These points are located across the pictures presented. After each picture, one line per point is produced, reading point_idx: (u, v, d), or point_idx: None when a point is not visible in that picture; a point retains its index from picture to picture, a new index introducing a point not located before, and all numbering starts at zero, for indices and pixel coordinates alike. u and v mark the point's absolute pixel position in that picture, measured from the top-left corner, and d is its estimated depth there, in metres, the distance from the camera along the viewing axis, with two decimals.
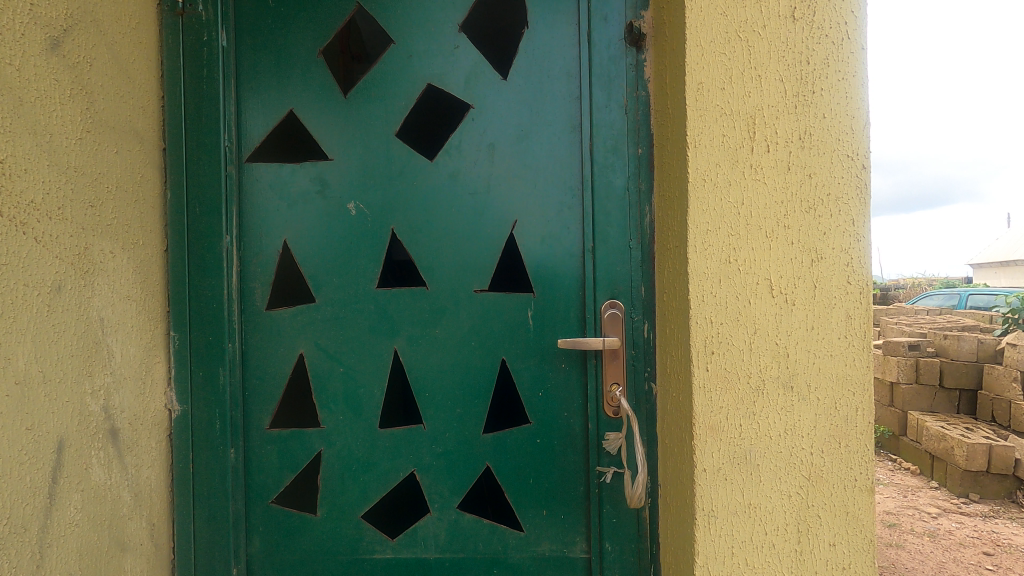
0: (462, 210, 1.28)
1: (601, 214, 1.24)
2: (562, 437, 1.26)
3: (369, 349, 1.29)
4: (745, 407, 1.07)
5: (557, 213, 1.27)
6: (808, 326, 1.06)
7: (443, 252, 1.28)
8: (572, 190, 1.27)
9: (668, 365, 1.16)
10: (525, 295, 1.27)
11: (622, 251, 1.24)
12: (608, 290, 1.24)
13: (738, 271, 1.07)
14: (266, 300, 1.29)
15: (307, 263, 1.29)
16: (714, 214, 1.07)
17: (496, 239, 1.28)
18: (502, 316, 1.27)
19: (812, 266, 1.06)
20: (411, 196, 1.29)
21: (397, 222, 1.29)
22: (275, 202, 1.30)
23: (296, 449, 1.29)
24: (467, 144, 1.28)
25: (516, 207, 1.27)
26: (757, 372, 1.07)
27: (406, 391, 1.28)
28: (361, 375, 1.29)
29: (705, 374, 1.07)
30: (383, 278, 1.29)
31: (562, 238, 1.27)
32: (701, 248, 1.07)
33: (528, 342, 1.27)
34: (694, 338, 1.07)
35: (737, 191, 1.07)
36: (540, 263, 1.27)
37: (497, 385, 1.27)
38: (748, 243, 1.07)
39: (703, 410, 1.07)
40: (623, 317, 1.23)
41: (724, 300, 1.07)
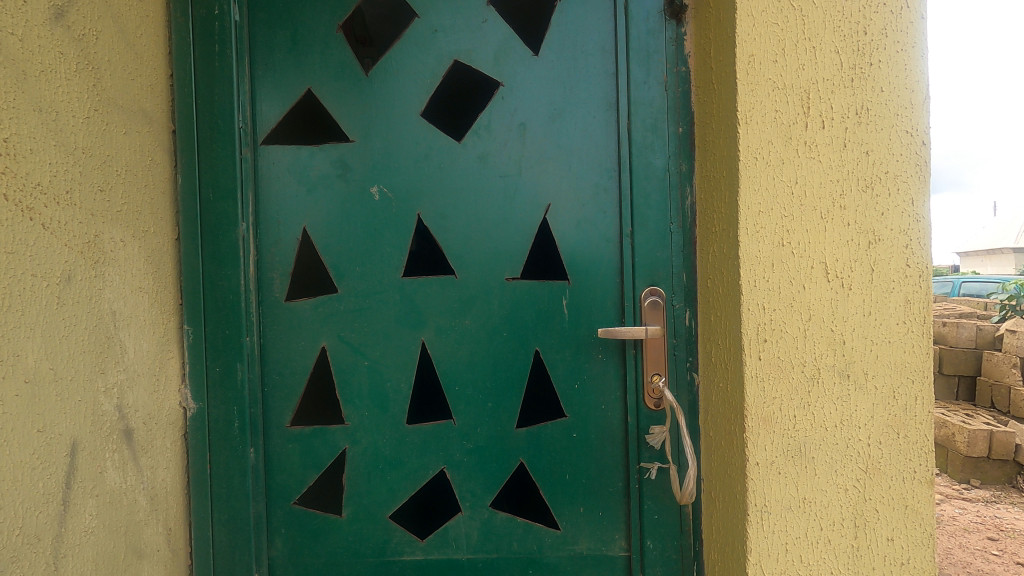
0: (492, 193, 1.21)
1: (639, 197, 1.18)
2: (600, 431, 1.20)
3: (396, 342, 1.22)
4: (800, 397, 1.02)
5: (593, 196, 1.21)
6: (865, 312, 1.01)
7: (473, 239, 1.22)
8: (608, 173, 1.21)
9: (713, 355, 1.11)
10: (560, 283, 1.21)
11: (662, 235, 1.18)
12: (647, 277, 1.18)
13: (792, 255, 1.01)
14: (286, 291, 1.22)
15: (328, 251, 1.22)
16: (766, 195, 1.01)
17: (529, 223, 1.21)
18: (536, 306, 1.21)
19: (869, 249, 1.01)
20: (439, 180, 1.22)
21: (423, 207, 1.22)
22: (293, 186, 1.22)
23: (319, 447, 1.22)
24: (497, 125, 1.22)
25: (549, 190, 1.21)
26: (812, 360, 1.01)
27: (435, 385, 1.22)
28: (388, 369, 1.22)
29: (758, 363, 1.01)
30: (409, 267, 1.22)
31: (598, 222, 1.21)
32: (753, 230, 1.01)
33: (563, 332, 1.21)
34: (746, 326, 1.01)
35: (789, 170, 1.01)
36: (575, 249, 1.21)
37: (531, 377, 1.21)
38: (802, 225, 1.01)
39: (755, 401, 1.01)
40: (664, 305, 1.17)
41: (777, 285, 1.01)
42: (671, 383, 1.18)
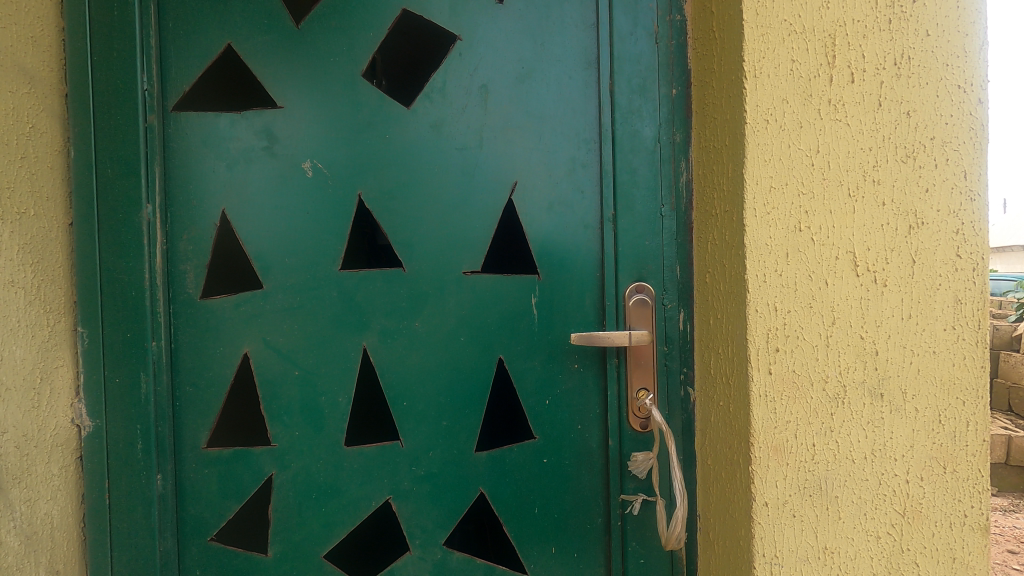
0: (448, 169, 1.01)
1: (624, 174, 0.98)
2: (575, 456, 1.00)
3: (333, 348, 1.02)
4: (820, 421, 0.81)
5: (569, 173, 1.00)
6: (904, 315, 0.80)
7: (424, 224, 1.01)
8: (587, 144, 1.00)
9: (713, 366, 0.91)
10: (529, 277, 1.00)
11: (652, 220, 0.98)
12: (634, 271, 0.98)
13: (812, 243, 0.81)
14: (201, 287, 1.02)
15: (251, 239, 1.02)
16: (780, 167, 0.81)
17: (492, 205, 1.01)
18: (499, 306, 1.01)
19: (909, 235, 0.80)
20: (383, 153, 1.01)
21: (365, 186, 1.02)
22: (210, 161, 1.02)
23: (241, 473, 1.02)
24: (453, 86, 1.01)
25: (516, 166, 1.01)
26: (836, 375, 0.81)
27: (380, 399, 1.02)
28: (322, 381, 1.02)
29: (768, 379, 0.81)
30: (349, 258, 1.02)
31: (574, 204, 1.00)
32: (762, 211, 0.81)
33: (533, 337, 1.01)
34: (754, 332, 0.81)
35: (808, 136, 0.81)
36: (547, 237, 1.00)
37: (493, 391, 1.01)
38: (825, 205, 0.81)
39: (763, 426, 0.81)
40: (653, 306, 0.97)
41: (793, 279, 0.81)
42: (661, 399, 0.97)
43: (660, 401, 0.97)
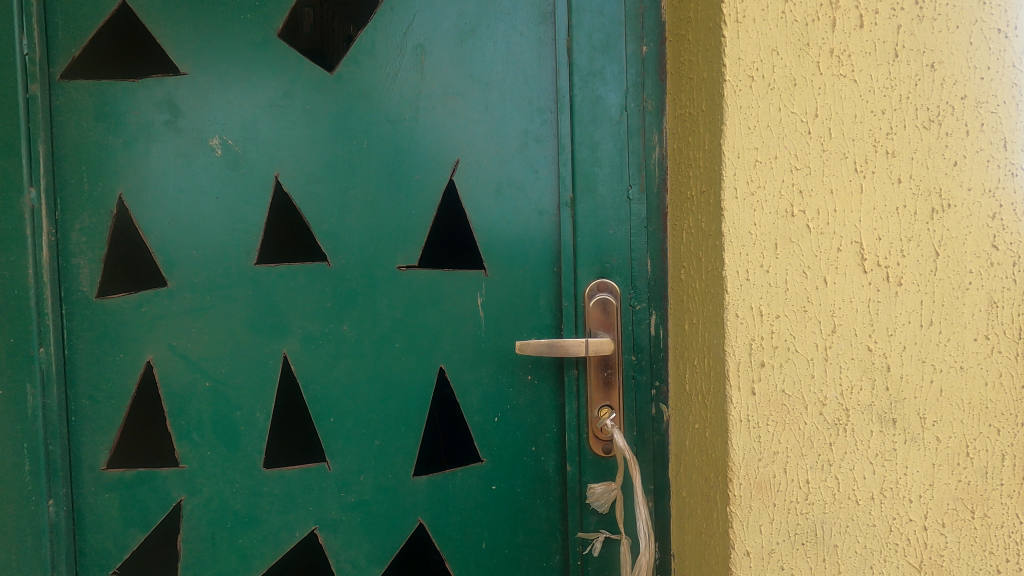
0: (379, 146, 0.86)
1: (584, 150, 0.82)
2: (528, 483, 0.86)
3: (249, 355, 0.88)
4: (816, 453, 0.65)
5: (521, 149, 0.85)
6: (923, 321, 0.64)
7: (350, 211, 0.86)
8: (542, 115, 0.84)
9: (687, 381, 0.75)
10: (475, 273, 0.86)
11: (618, 205, 0.82)
12: (595, 265, 0.83)
13: (808, 231, 0.64)
14: (97, 285, 0.88)
15: (154, 229, 0.88)
16: (769, 135, 0.64)
17: (430, 188, 0.86)
18: (440, 307, 0.86)
19: (931, 220, 0.64)
20: (303, 127, 0.86)
21: (283, 165, 0.87)
22: (105, 137, 0.87)
23: (146, 499, 0.89)
24: (384, 46, 0.85)
25: (458, 142, 0.85)
26: (837, 396, 0.65)
27: (303, 414, 0.88)
28: (237, 394, 0.88)
29: (750, 400, 0.65)
30: (265, 251, 0.87)
31: (527, 186, 0.85)
32: (744, 192, 0.65)
33: (479, 343, 0.86)
34: (732, 341, 0.65)
35: (804, 96, 0.64)
36: (495, 225, 0.85)
37: (433, 406, 0.87)
38: (824, 184, 0.64)
39: (745, 458, 0.65)
40: (618, 307, 0.82)
41: (782, 276, 0.65)
42: (628, 418, 0.82)
43: (626, 420, 0.82)
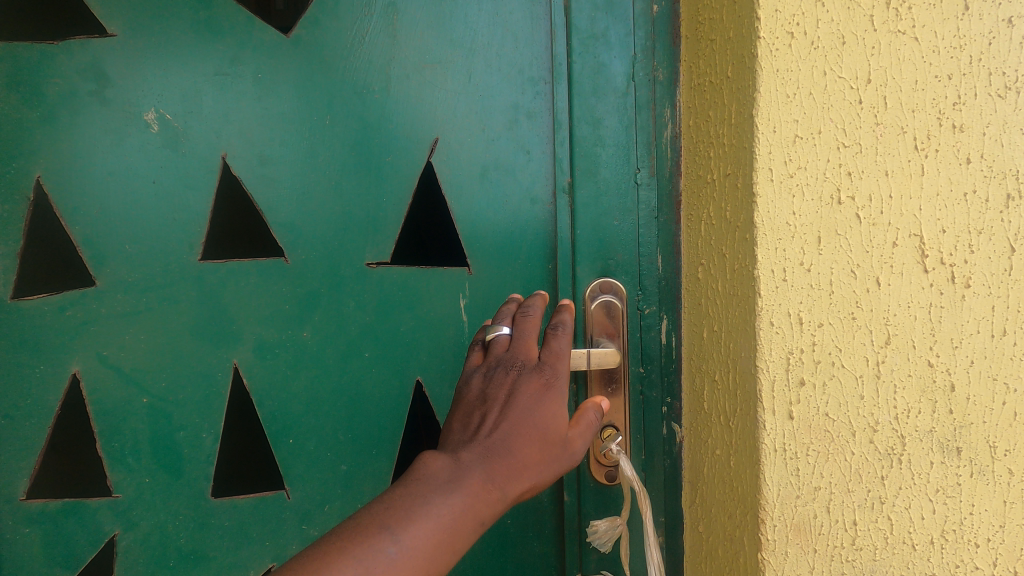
0: (344, 121, 0.73)
1: (584, 127, 0.70)
2: (519, 515, 0.74)
3: (193, 367, 0.75)
4: (867, 490, 0.54)
5: (510, 126, 0.73)
6: (994, 331, 0.53)
7: (311, 197, 0.74)
8: (535, 86, 0.73)
9: (707, 399, 0.64)
10: (457, 271, 0.74)
11: (623, 192, 0.71)
12: (597, 262, 0.71)
13: (858, 222, 0.53)
14: (11, 286, 0.74)
15: (78, 218, 0.73)
16: (812, 105, 0.53)
17: (404, 171, 0.74)
18: (417, 310, 0.75)
19: (1005, 209, 0.53)
20: (254, 98, 0.73)
21: (231, 143, 0.74)
22: (17, 108, 0.73)
23: (73, 534, 0.76)
24: (349, 5, 0.73)
25: (438, 118, 0.73)
26: (891, 421, 0.54)
27: (257, 435, 0.76)
28: (180, 412, 0.75)
29: (787, 426, 0.55)
30: (211, 245, 0.74)
31: (517, 170, 0.73)
32: (782, 174, 0.53)
33: (461, 352, 0.75)
34: (765, 355, 0.54)
35: (855, 56, 0.52)
36: (481, 216, 0.74)
37: (409, 427, 0.76)
38: (878, 164, 0.53)
39: (780, 496, 0.55)
40: (624, 311, 0.70)
41: (826, 276, 0.54)
42: (635, 440, 0.71)
43: (633, 443, 0.71)
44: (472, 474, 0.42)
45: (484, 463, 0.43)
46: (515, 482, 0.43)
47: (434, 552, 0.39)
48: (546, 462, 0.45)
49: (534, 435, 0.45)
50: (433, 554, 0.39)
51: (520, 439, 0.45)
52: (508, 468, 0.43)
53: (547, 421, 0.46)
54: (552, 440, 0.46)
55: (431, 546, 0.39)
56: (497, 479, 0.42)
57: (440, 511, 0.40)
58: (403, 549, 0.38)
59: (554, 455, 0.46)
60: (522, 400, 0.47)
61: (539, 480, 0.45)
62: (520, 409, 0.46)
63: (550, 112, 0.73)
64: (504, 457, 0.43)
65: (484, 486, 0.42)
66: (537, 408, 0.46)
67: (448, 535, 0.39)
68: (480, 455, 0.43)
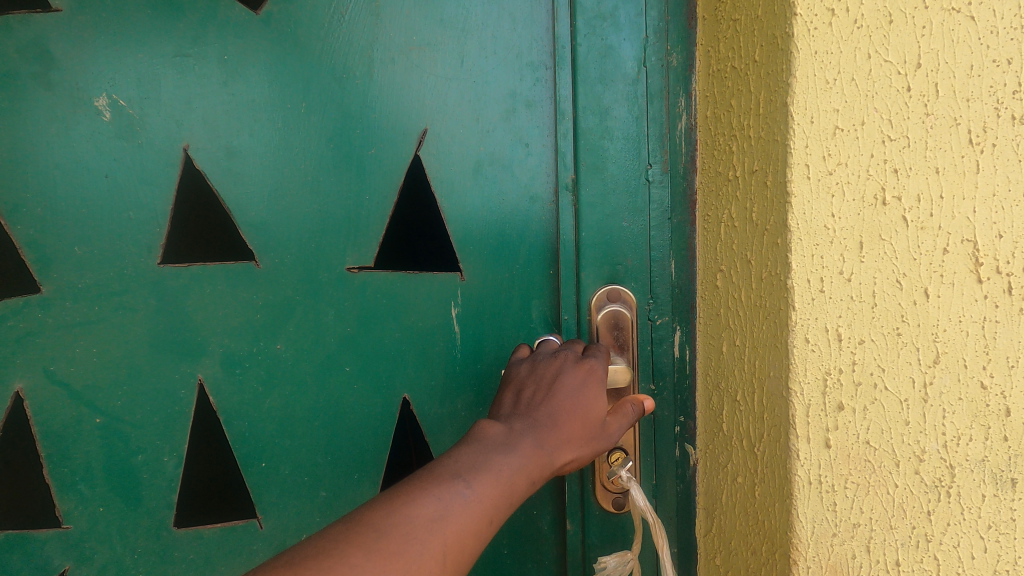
0: (322, 109, 0.66)
1: (589, 118, 0.64)
2: (516, 545, 0.68)
3: (153, 384, 0.67)
4: (911, 527, 0.48)
5: (506, 116, 0.66)
6: None
7: (284, 194, 0.66)
8: (535, 72, 0.66)
9: (727, 420, 0.58)
10: (449, 276, 0.67)
11: (633, 191, 0.64)
12: (604, 268, 0.65)
13: (904, 225, 0.47)
14: None
15: (19, 217, 0.64)
16: (854, 92, 0.47)
17: (388, 165, 0.66)
18: (403, 321, 0.68)
19: None
20: (220, 83, 0.65)
21: (194, 133, 0.65)
22: None
23: (19, 571, 0.68)
24: None
25: (426, 105, 0.66)
26: (940, 449, 0.48)
27: (226, 460, 0.68)
28: (139, 434, 0.67)
29: (822, 455, 0.48)
30: (171, 248, 0.66)
31: (515, 164, 0.66)
32: (820, 171, 0.47)
33: (452, 368, 0.68)
34: (799, 376, 0.48)
35: (903, 37, 0.46)
36: (474, 216, 0.67)
37: (395, 449, 0.69)
38: (928, 161, 0.47)
39: (815, 534, 0.49)
40: (633, 321, 0.64)
41: (868, 286, 0.47)
42: (645, 465, 0.66)
43: (643, 467, 0.66)
44: (525, 439, 0.43)
45: (535, 428, 0.44)
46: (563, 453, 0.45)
47: (496, 504, 0.39)
48: (588, 440, 0.47)
49: (581, 413, 0.47)
50: (495, 504, 0.39)
51: (567, 411, 0.46)
52: (556, 441, 0.45)
53: (594, 402, 0.48)
54: (595, 421, 0.48)
55: (493, 497, 0.39)
56: (547, 449, 0.44)
57: (501, 466, 0.41)
58: (473, 494, 0.39)
59: (597, 436, 0.48)
60: (570, 382, 0.49)
61: (580, 456, 0.46)
62: (570, 387, 0.48)
63: (551, 101, 0.66)
64: (554, 429, 0.45)
65: (535, 452, 0.43)
66: (585, 388, 0.49)
67: (508, 491, 0.40)
68: (530, 424, 0.45)
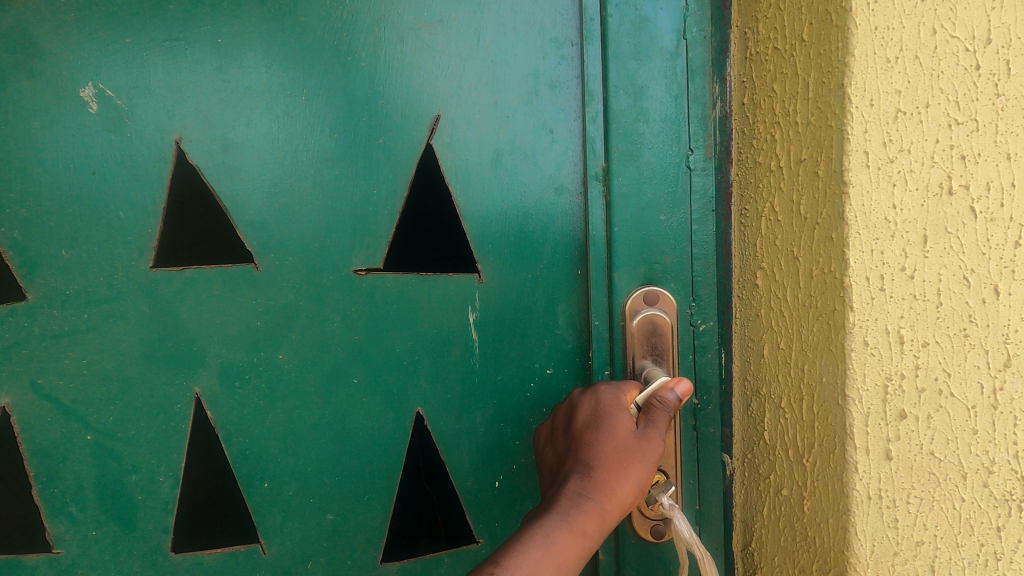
0: (327, 97, 0.61)
1: (622, 99, 0.59)
2: None
3: (146, 399, 0.62)
4: (980, 543, 0.45)
5: (529, 99, 0.62)
6: None
7: (287, 190, 0.62)
8: (559, 49, 0.62)
9: (769, 429, 0.54)
10: (465, 277, 0.64)
11: (671, 182, 0.60)
12: (640, 267, 0.60)
13: (973, 216, 0.43)
14: None
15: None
16: (918, 70, 0.43)
17: (398, 157, 0.62)
18: (416, 327, 0.64)
19: None
20: (214, 69, 0.60)
21: (186, 124, 0.60)
22: None
23: None
24: None
25: (439, 90, 0.62)
26: (1010, 459, 0.44)
27: (226, 477, 0.64)
28: (133, 454, 0.62)
29: (884, 468, 0.44)
30: (163, 250, 0.61)
31: (538, 152, 0.63)
32: (880, 159, 0.43)
33: (472, 375, 0.65)
34: (857, 382, 0.44)
35: (972, 10, 0.42)
36: (493, 210, 0.63)
37: (409, 468, 0.65)
38: (998, 146, 0.43)
39: (875, 553, 0.45)
40: (673, 329, 0.60)
41: (933, 284, 0.43)
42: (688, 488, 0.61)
43: (687, 490, 0.61)
44: (559, 503, 0.45)
45: (568, 487, 0.47)
46: (601, 498, 0.46)
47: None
48: (625, 471, 0.47)
49: (610, 450, 0.48)
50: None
51: (595, 453, 0.48)
52: (589, 486, 0.46)
53: (612, 427, 0.49)
54: (627, 449, 0.48)
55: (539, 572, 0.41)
56: (583, 500, 0.45)
57: (536, 537, 0.43)
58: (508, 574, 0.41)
59: (637, 458, 0.48)
60: (594, 424, 0.50)
61: (626, 490, 0.47)
62: (587, 430, 0.50)
63: (578, 80, 0.63)
64: (583, 479, 0.47)
65: (570, 510, 0.45)
66: (609, 419, 0.50)
67: (546, 559, 0.42)
68: (564, 487, 0.47)
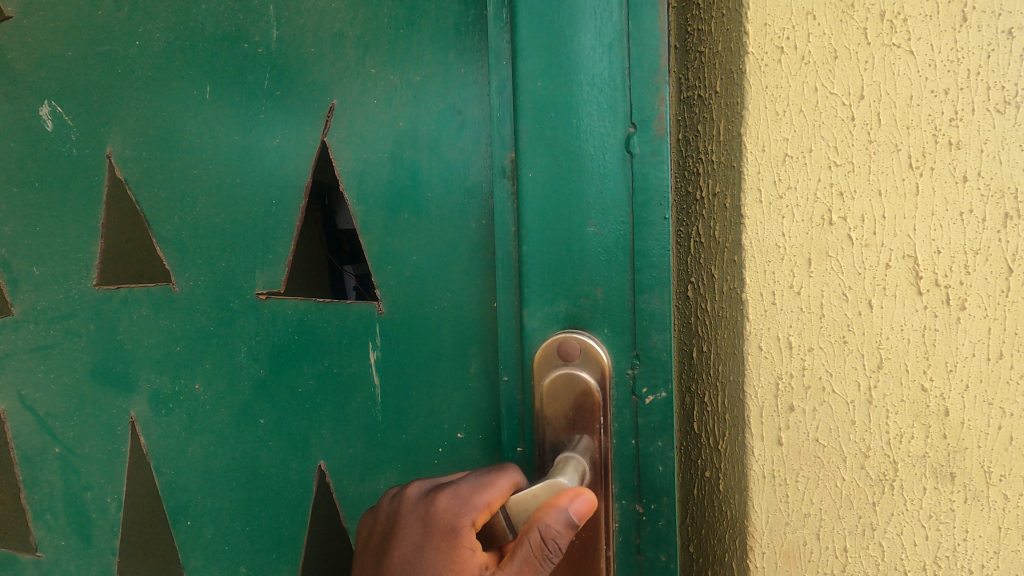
0: (228, 112, 0.84)
1: (533, 67, 0.63)
2: None
3: (99, 417, 0.92)
4: (858, 516, 0.53)
5: (438, 78, 0.75)
6: (990, 355, 0.51)
7: (199, 201, 0.86)
8: (468, 25, 0.73)
9: (695, 420, 0.63)
10: (358, 304, 0.81)
11: (607, 168, 0.62)
12: (565, 304, 0.65)
13: (850, 242, 0.51)
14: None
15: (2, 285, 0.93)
16: (805, 121, 0.51)
17: (291, 162, 0.82)
18: (319, 366, 0.84)
19: (1004, 228, 0.50)
20: (143, 111, 0.87)
21: (114, 144, 0.88)
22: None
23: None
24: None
25: (333, 89, 0.80)
26: (883, 446, 0.52)
27: (154, 510, 0.92)
28: (86, 469, 0.93)
29: (776, 452, 0.54)
30: (104, 269, 0.90)
31: (442, 136, 0.75)
32: (771, 195, 0.52)
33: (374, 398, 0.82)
34: (753, 380, 0.54)
35: (848, 72, 0.50)
36: (394, 195, 0.79)
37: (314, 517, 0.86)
38: (872, 183, 0.51)
39: (768, 523, 0.54)
40: (599, 401, 0.63)
41: (816, 298, 0.52)
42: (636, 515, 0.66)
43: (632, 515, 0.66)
44: None
45: None
46: None
47: None
48: None
49: None
50: None
51: None
52: None
53: None
54: None
55: None
56: None
57: None
58: None
59: None
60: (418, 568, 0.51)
61: None
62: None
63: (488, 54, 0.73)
64: None
65: None
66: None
67: None
68: None
